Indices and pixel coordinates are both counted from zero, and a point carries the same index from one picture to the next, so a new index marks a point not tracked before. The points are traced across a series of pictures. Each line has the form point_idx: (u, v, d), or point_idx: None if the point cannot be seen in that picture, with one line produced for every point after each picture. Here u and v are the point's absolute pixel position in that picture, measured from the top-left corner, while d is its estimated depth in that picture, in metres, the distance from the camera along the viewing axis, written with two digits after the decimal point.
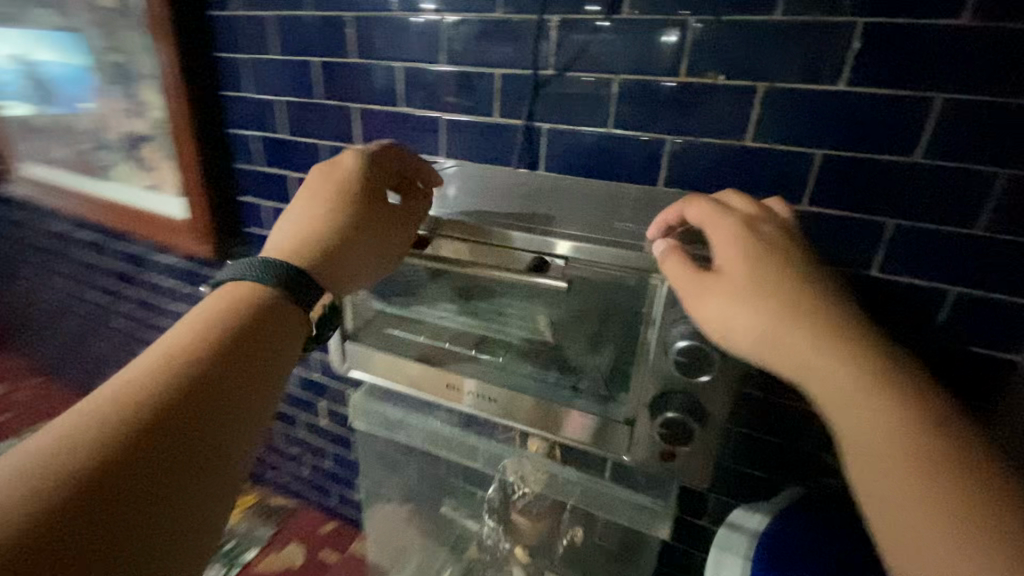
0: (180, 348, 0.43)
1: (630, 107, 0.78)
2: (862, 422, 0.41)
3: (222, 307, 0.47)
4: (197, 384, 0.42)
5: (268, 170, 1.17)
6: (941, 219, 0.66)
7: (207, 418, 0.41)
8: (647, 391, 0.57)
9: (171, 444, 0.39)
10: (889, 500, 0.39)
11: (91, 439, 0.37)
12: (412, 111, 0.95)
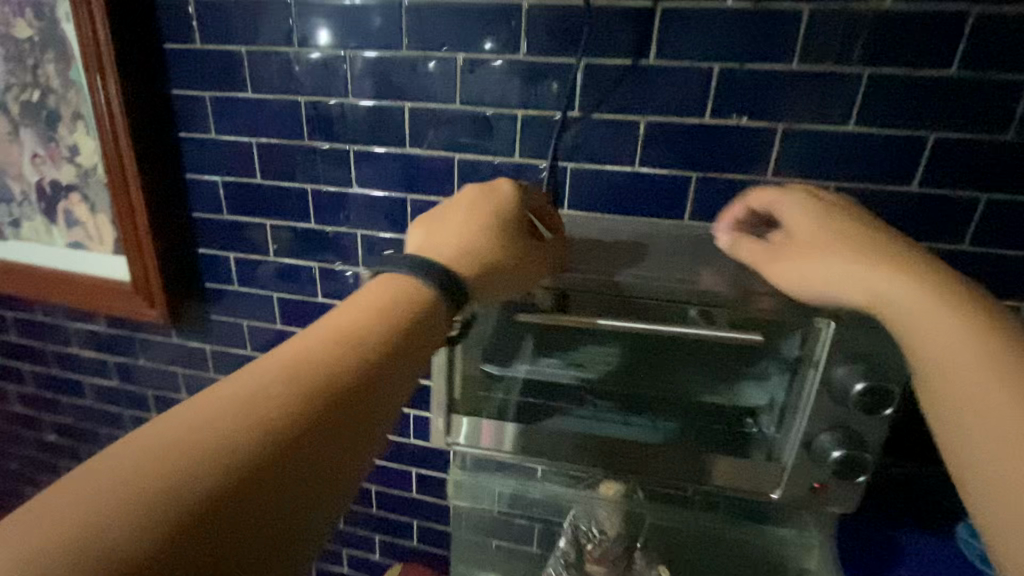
0: (345, 335, 0.44)
1: (655, 145, 0.81)
2: (949, 362, 0.48)
3: (387, 304, 0.48)
4: (357, 377, 0.42)
5: (235, 219, 1.04)
6: (935, 239, 0.77)
7: (358, 417, 0.42)
8: (805, 430, 0.62)
9: (329, 436, 0.40)
10: (971, 424, 0.45)
11: (271, 404, 0.38)
12: (420, 153, 0.91)
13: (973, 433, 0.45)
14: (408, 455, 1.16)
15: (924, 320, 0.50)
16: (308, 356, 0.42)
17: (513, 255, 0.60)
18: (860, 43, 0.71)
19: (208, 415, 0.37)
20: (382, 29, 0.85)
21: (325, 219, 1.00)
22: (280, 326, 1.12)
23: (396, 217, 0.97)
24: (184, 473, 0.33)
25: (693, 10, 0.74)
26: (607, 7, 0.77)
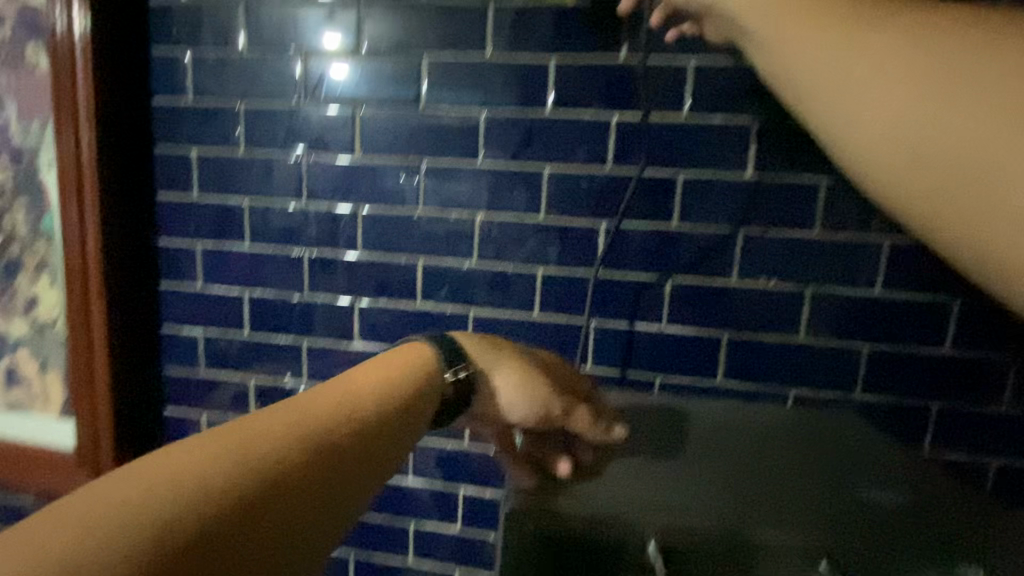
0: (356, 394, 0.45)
1: (680, 305, 0.79)
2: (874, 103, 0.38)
3: (397, 377, 0.49)
4: (368, 428, 0.43)
5: (211, 374, 0.93)
6: (973, 400, 0.75)
7: (364, 472, 0.41)
8: None
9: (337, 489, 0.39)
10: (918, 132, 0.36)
11: (288, 447, 0.37)
12: (432, 307, 0.85)
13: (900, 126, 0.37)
14: None
15: (825, 73, 0.40)
16: (322, 403, 0.42)
17: (519, 348, 0.60)
18: (874, 216, 0.73)
19: (226, 447, 0.35)
20: (397, 187, 0.83)
21: (320, 376, 0.90)
22: None
23: None
24: (194, 495, 0.31)
25: (715, 179, 0.76)
26: (629, 174, 0.77)
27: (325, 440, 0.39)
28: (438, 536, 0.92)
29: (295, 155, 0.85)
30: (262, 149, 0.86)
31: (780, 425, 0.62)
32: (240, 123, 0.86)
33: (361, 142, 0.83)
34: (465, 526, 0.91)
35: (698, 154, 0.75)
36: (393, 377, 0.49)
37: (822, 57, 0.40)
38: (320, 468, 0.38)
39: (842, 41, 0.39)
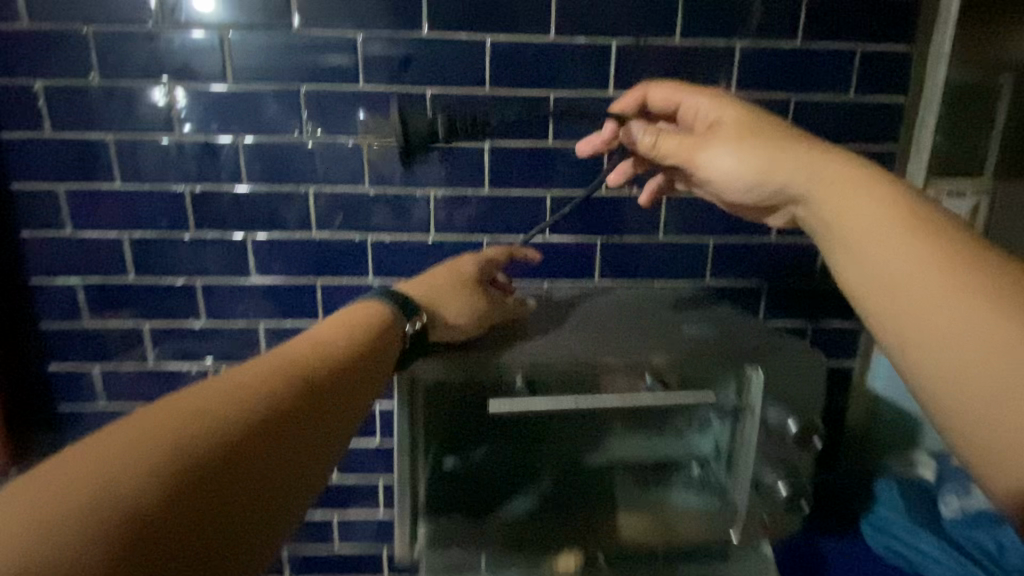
0: (328, 339, 0.48)
1: (561, 215, 0.88)
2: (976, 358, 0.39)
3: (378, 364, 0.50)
4: (319, 392, 0.43)
5: (98, 325, 0.90)
6: (795, 276, 0.92)
7: (319, 431, 0.42)
8: (749, 468, 0.55)
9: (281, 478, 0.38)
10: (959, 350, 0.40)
11: (215, 424, 0.36)
12: (329, 235, 0.88)
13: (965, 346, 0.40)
14: (332, 565, 1.03)
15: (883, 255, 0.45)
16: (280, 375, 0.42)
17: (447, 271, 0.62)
18: None
19: (149, 425, 0.35)
20: (280, 115, 0.83)
21: (219, 314, 0.90)
22: None
23: (305, 303, 0.90)
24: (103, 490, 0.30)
25: (582, 97, 0.83)
26: (506, 93, 0.83)
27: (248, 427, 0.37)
28: (359, 454, 0.97)
29: (160, 86, 0.81)
30: (121, 80, 0.81)
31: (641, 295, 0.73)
32: (91, 51, 0.80)
33: (233, 70, 0.81)
34: (383, 440, 0.97)
35: (566, 73, 0.82)
36: (349, 326, 0.50)
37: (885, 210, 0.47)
38: (249, 443, 0.37)
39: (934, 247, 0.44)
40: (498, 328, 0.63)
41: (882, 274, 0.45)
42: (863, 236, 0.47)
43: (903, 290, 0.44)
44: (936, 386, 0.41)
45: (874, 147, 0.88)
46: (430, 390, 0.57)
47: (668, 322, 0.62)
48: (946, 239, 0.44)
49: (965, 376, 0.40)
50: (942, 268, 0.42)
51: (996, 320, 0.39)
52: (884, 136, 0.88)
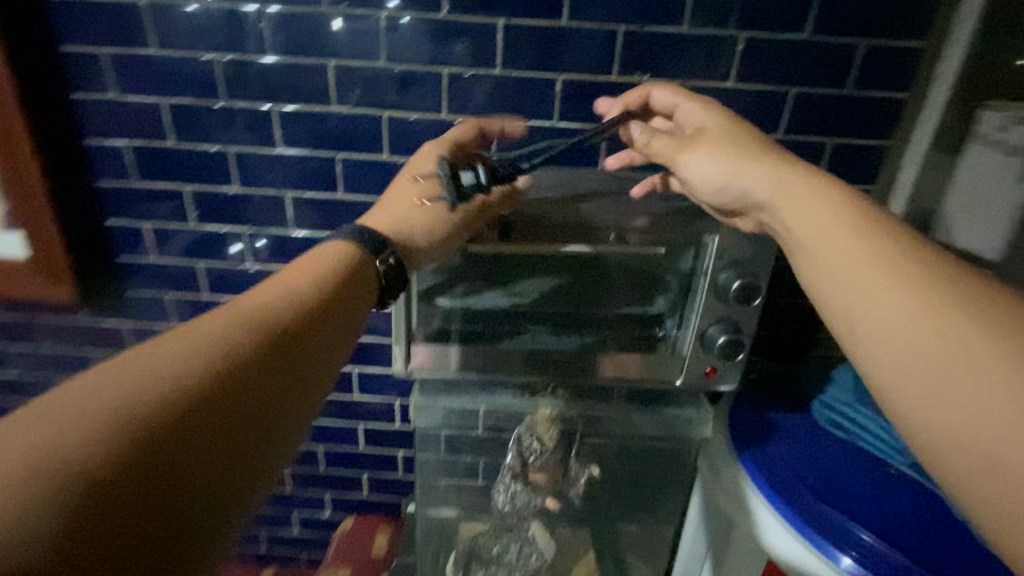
0: (285, 295, 0.51)
1: (570, 101, 0.90)
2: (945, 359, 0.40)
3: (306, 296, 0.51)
4: (270, 357, 0.46)
5: (145, 186, 1.00)
6: None
7: (272, 394, 0.45)
8: (699, 322, 0.70)
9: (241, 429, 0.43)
10: (924, 354, 0.41)
11: (161, 397, 0.39)
12: (347, 110, 0.93)
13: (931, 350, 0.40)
14: (352, 411, 1.20)
15: (845, 265, 0.48)
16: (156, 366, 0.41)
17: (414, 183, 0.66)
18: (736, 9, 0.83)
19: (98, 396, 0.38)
20: None
21: (251, 182, 0.99)
22: (205, 297, 1.09)
23: (328, 176, 0.98)
24: (51, 467, 0.34)
25: None
26: None
27: (197, 395, 0.40)
28: (375, 317, 1.09)
29: None
30: None
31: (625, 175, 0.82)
32: None
33: None
34: None
35: None
36: (306, 280, 0.53)
37: (839, 215, 0.51)
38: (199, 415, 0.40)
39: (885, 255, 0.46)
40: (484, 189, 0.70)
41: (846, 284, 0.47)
42: (820, 245, 0.50)
43: (866, 299, 0.45)
44: (911, 392, 0.41)
45: (901, 43, 0.85)
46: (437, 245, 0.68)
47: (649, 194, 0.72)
48: (891, 241, 0.47)
49: (925, 381, 0.40)
50: (886, 269, 0.45)
51: (953, 325, 0.40)
52: (914, 31, 0.85)
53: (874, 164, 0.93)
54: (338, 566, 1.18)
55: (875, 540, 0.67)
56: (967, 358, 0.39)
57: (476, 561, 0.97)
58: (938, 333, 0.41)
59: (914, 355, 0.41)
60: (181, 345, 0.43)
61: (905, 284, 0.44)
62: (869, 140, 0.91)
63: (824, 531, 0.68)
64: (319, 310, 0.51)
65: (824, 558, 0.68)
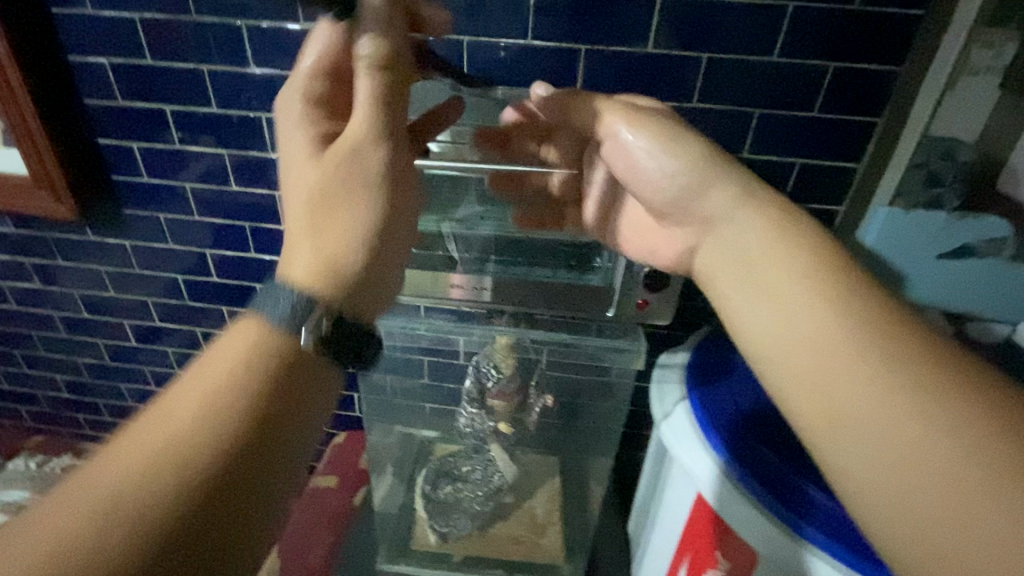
0: (209, 408, 0.47)
1: (544, 19, 0.84)
2: (942, 459, 0.45)
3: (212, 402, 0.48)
4: (215, 486, 0.45)
5: (129, 105, 1.02)
6: (791, 107, 0.86)
7: (231, 522, 0.45)
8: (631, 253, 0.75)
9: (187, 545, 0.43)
10: (929, 458, 0.45)
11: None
12: (315, 27, 0.90)
13: (937, 459, 0.45)
14: None
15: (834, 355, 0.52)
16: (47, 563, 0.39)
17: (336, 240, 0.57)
18: None
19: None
20: None
21: (228, 103, 0.99)
22: (195, 219, 1.13)
23: None
24: None
25: None
26: None
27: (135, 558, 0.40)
28: None
29: None
30: None
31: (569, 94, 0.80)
32: None
33: None
34: None
35: None
36: (231, 380, 0.48)
37: (809, 290, 0.55)
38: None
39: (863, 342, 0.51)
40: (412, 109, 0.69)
41: (845, 385, 0.50)
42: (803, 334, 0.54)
43: (867, 403, 0.49)
44: (925, 495, 0.44)
45: None
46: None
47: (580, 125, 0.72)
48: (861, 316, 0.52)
49: (936, 483, 0.44)
50: (871, 361, 0.50)
51: (939, 426, 0.46)
52: None
53: (882, 93, 0.84)
54: (326, 474, 1.26)
55: (828, 500, 0.65)
56: (971, 465, 0.44)
57: (443, 478, 1.04)
58: (945, 443, 0.45)
59: (912, 465, 0.45)
60: (104, 503, 0.42)
61: (898, 380, 0.48)
62: (877, 65, 0.82)
63: (783, 493, 0.66)
64: (258, 413, 0.48)
65: (777, 521, 0.66)
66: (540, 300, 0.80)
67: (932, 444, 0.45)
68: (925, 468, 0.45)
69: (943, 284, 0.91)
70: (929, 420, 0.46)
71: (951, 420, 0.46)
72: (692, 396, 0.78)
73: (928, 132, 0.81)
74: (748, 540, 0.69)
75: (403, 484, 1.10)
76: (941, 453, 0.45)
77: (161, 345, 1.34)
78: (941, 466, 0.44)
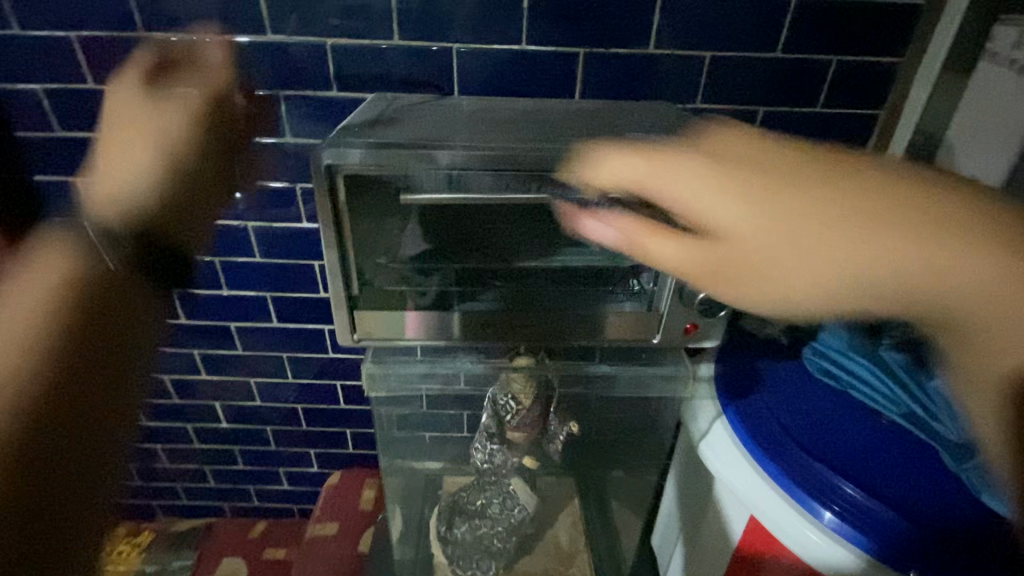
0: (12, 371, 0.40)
1: (538, 21, 0.79)
2: (968, 285, 0.39)
3: (23, 308, 0.42)
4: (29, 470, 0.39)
5: (70, 135, 0.89)
6: (793, 104, 0.84)
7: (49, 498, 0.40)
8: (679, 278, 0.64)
9: (75, 434, 0.42)
10: (953, 299, 0.39)
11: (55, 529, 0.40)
12: (284, 39, 0.81)
13: (957, 288, 0.39)
14: (327, 370, 1.15)
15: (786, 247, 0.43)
16: None
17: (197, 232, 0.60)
18: None
19: None
20: None
21: None
22: None
23: (272, 118, 0.87)
24: None
25: None
26: None
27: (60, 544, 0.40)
28: None
29: None
30: None
31: (586, 106, 0.72)
32: None
33: None
34: None
35: None
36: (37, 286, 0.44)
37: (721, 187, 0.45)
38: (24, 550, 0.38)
39: (790, 213, 0.43)
40: (423, 130, 0.61)
41: (804, 251, 0.43)
42: (766, 240, 0.44)
43: (877, 254, 0.41)
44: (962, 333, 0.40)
45: None
46: (369, 192, 0.59)
47: (616, 127, 0.63)
48: (825, 173, 0.44)
49: (981, 320, 0.39)
50: (890, 211, 0.41)
51: (965, 246, 0.39)
52: None
53: (883, 84, 0.83)
54: (324, 521, 1.17)
55: (858, 493, 0.63)
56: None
57: (459, 516, 0.97)
58: (982, 271, 0.39)
59: (958, 300, 0.39)
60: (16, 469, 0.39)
61: (884, 221, 0.41)
62: (878, 57, 0.81)
63: (809, 488, 0.66)
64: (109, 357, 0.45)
65: (806, 515, 0.66)
66: (569, 334, 0.69)
67: (956, 283, 0.39)
68: (957, 309, 0.39)
69: None
70: (969, 249, 0.39)
71: (973, 238, 0.39)
72: (727, 407, 0.75)
73: (920, 122, 0.83)
74: (801, 552, 0.67)
75: (414, 524, 1.02)
76: (980, 288, 0.39)
77: None
78: (996, 309, 0.38)
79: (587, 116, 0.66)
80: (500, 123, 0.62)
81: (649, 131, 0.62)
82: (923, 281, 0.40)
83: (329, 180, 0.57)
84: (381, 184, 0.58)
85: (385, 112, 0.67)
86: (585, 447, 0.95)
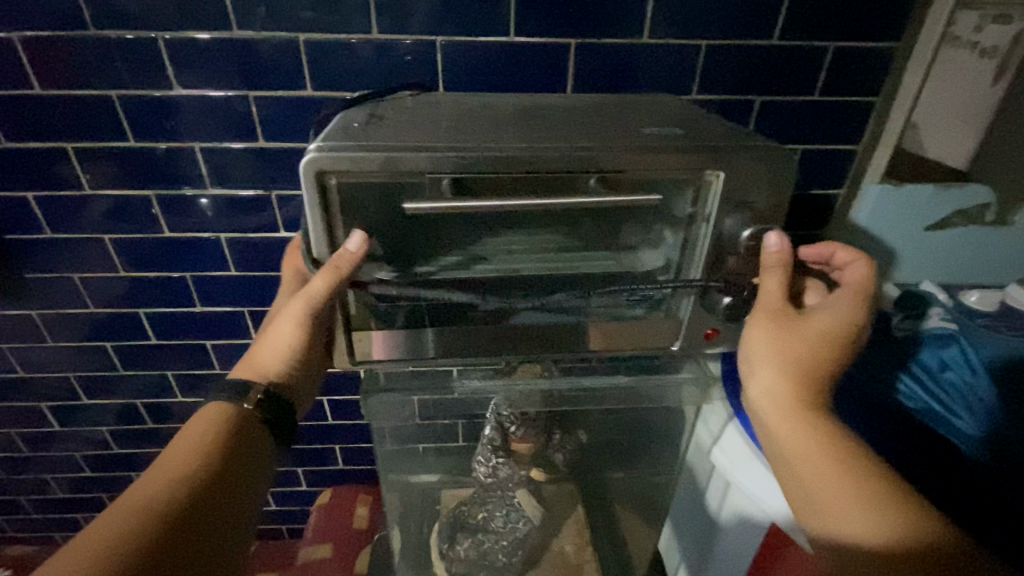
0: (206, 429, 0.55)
1: (526, 10, 0.74)
2: (836, 502, 0.50)
3: (202, 436, 0.54)
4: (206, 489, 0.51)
5: (18, 147, 0.82)
6: (790, 92, 0.82)
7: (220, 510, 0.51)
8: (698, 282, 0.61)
9: (238, 460, 0.54)
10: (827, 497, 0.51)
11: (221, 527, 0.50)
12: (251, 34, 0.75)
13: (834, 493, 0.50)
14: None
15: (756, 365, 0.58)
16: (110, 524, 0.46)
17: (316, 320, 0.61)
18: None
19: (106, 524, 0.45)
20: None
21: (149, 135, 0.82)
22: (119, 274, 0.94)
23: (242, 121, 0.81)
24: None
25: None
26: None
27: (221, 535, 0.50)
28: None
29: None
30: None
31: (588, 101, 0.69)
32: None
33: None
34: None
35: None
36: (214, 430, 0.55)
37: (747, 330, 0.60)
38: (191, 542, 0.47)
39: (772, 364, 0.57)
40: (416, 129, 0.56)
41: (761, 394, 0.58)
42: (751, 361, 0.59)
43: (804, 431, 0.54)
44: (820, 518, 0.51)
45: None
46: (361, 198, 0.54)
47: (629, 123, 0.59)
48: (807, 351, 0.57)
49: (837, 520, 0.49)
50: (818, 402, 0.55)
51: (858, 476, 0.50)
52: None
53: (879, 69, 0.81)
54: (317, 543, 1.11)
55: None
56: (882, 514, 0.48)
57: (461, 531, 0.93)
58: (855, 495, 0.49)
59: (827, 500, 0.51)
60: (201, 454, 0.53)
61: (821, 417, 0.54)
62: (873, 41, 0.79)
63: None
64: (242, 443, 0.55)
65: None
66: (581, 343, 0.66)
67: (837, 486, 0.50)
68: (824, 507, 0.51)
69: (926, 259, 0.93)
70: (855, 475, 0.50)
71: (861, 471, 0.50)
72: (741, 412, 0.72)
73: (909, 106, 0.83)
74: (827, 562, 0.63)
75: (414, 542, 0.98)
76: (848, 506, 0.49)
77: (92, 422, 1.12)
78: (847, 517, 0.49)
79: (593, 111, 0.63)
80: (500, 121, 0.58)
81: (661, 126, 0.58)
82: (823, 473, 0.51)
83: (314, 186, 0.52)
84: (373, 188, 0.53)
85: (372, 113, 0.62)
86: (591, 454, 0.92)
